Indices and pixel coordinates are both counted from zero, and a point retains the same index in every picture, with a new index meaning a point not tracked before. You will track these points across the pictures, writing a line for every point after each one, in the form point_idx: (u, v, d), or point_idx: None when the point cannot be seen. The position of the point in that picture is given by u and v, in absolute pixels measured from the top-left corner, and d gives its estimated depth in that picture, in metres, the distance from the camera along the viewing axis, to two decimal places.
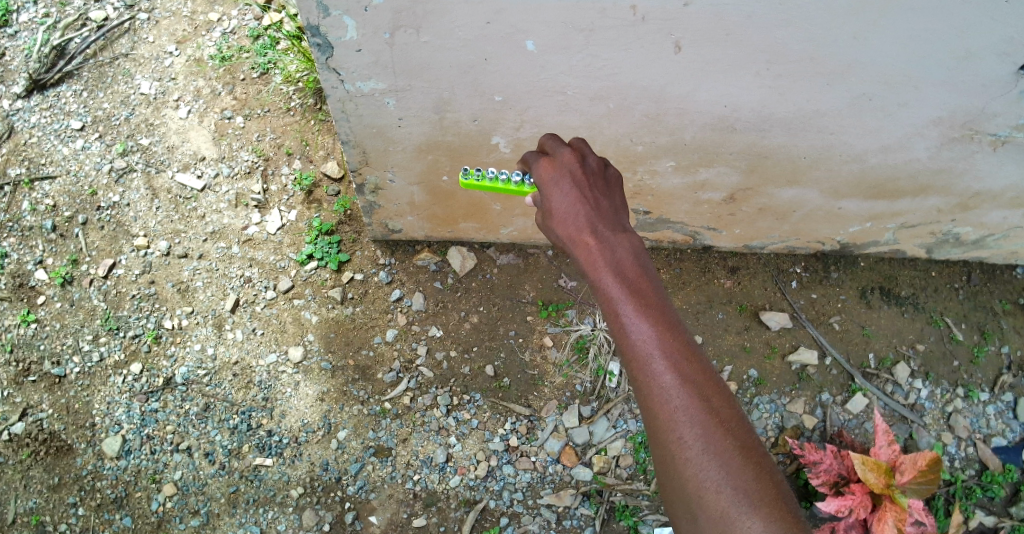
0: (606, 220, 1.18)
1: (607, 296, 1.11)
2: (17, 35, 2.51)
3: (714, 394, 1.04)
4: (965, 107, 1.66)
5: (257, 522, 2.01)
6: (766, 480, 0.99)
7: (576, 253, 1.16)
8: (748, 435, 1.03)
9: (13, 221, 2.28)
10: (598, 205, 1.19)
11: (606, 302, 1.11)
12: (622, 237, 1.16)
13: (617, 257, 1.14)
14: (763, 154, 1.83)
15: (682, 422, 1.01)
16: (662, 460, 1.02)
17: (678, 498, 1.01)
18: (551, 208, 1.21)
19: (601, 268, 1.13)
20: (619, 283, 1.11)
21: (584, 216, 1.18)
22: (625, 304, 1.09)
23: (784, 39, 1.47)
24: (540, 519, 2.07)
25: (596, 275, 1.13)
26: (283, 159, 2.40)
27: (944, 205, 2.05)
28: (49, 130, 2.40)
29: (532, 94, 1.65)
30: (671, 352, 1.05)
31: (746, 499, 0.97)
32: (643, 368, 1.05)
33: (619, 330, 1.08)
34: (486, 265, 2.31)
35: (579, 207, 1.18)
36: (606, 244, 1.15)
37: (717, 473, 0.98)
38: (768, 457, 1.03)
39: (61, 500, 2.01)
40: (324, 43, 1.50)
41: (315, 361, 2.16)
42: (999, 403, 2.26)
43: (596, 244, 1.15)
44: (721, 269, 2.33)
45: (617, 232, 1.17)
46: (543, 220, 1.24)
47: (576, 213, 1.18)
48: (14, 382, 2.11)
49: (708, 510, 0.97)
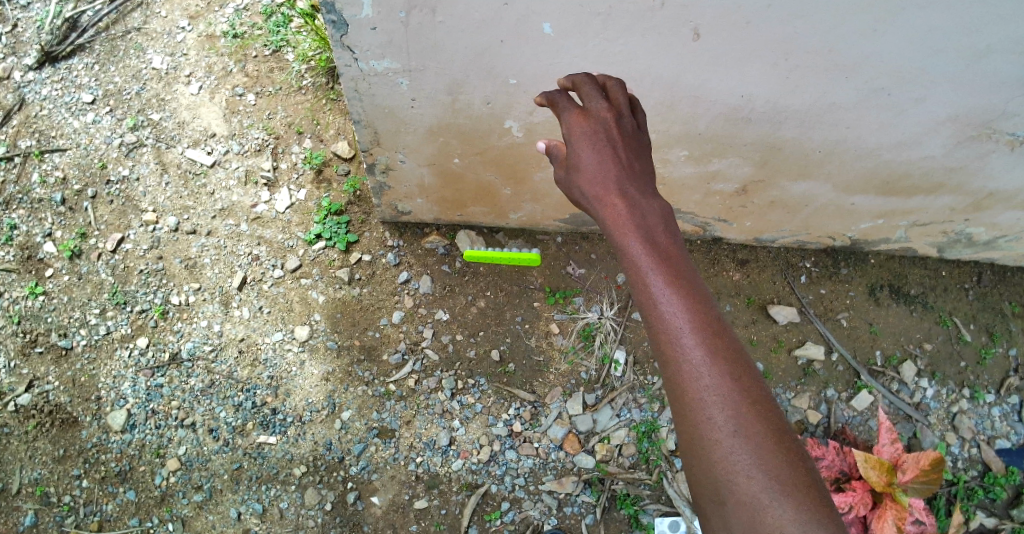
0: (636, 184, 1.16)
1: (636, 264, 1.09)
2: (29, 7, 2.48)
3: (744, 374, 1.02)
4: (983, 105, 1.64)
5: (259, 499, 2.02)
6: (797, 466, 0.97)
7: (603, 216, 1.14)
8: (778, 418, 1.01)
9: (23, 194, 2.27)
10: (629, 167, 1.17)
11: (634, 271, 1.09)
12: (652, 204, 1.14)
13: (647, 224, 1.12)
14: (776, 146, 1.82)
15: (712, 401, 1.00)
16: (690, 440, 1.01)
17: (705, 482, 0.99)
18: (579, 166, 1.18)
19: (630, 234, 1.11)
20: (648, 252, 1.09)
21: (613, 178, 1.15)
22: (655, 275, 1.07)
23: (800, 31, 1.46)
24: (540, 505, 2.10)
25: (625, 241, 1.11)
26: (293, 137, 2.39)
27: (957, 204, 2.03)
28: (60, 103, 2.38)
29: (545, 79, 1.63)
30: (701, 326, 1.04)
31: (778, 485, 0.95)
32: (672, 341, 1.04)
33: (648, 301, 1.07)
34: (494, 250, 2.29)
35: (609, 168, 1.16)
36: (636, 209, 1.13)
37: (747, 457, 0.96)
38: (798, 441, 1.00)
39: (66, 472, 2.02)
40: (338, 20, 1.49)
41: (321, 341, 2.16)
42: (1005, 405, 2.25)
43: (625, 208, 1.13)
44: (730, 261, 2.31)
45: (647, 197, 1.15)
46: (569, 178, 1.21)
47: (606, 175, 1.16)
48: (21, 353, 2.11)
49: (737, 495, 0.95)
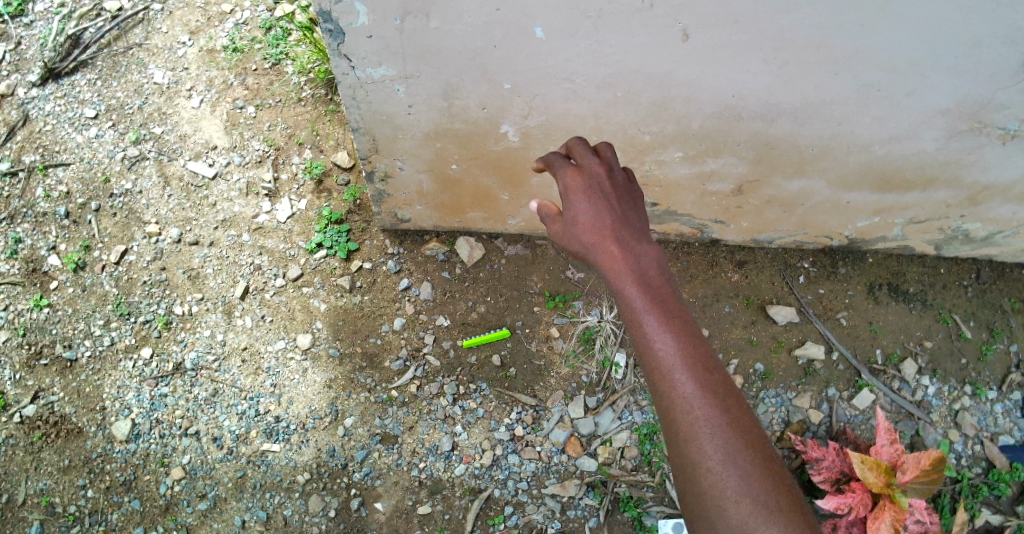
0: (629, 225, 1.18)
1: (629, 303, 1.11)
2: (32, 25, 2.50)
3: (735, 407, 1.05)
4: (974, 98, 1.65)
5: (264, 507, 2.04)
6: (784, 492, 1.00)
7: (597, 257, 1.16)
8: (767, 448, 1.04)
9: (27, 208, 2.30)
10: (620, 210, 1.19)
11: (628, 310, 1.11)
12: (643, 244, 1.17)
13: (639, 264, 1.14)
14: (769, 144, 1.83)
15: (704, 433, 1.02)
16: (683, 471, 1.03)
17: (698, 511, 1.01)
18: (570, 209, 1.20)
19: (623, 275, 1.13)
20: (641, 291, 1.11)
21: (607, 220, 1.17)
22: (647, 313, 1.09)
23: (787, 28, 1.48)
24: (544, 509, 2.10)
25: (619, 281, 1.13)
26: (293, 149, 2.42)
27: (953, 198, 2.04)
28: (63, 118, 2.40)
29: (538, 80, 1.65)
30: (693, 361, 1.06)
31: (768, 513, 0.97)
32: (666, 376, 1.05)
33: (641, 337, 1.09)
34: (494, 255, 2.30)
35: (602, 212, 1.18)
36: (629, 250, 1.15)
37: (737, 484, 0.99)
38: (782, 468, 1.04)
39: (71, 482, 2.04)
40: (335, 29, 1.52)
41: (323, 348, 2.18)
42: (1007, 401, 2.26)
43: (620, 251, 1.15)
44: (728, 262, 2.33)
45: (640, 239, 1.17)
46: (557, 220, 1.22)
47: (598, 218, 1.18)
48: (26, 365, 2.13)
49: (730, 523, 0.98)
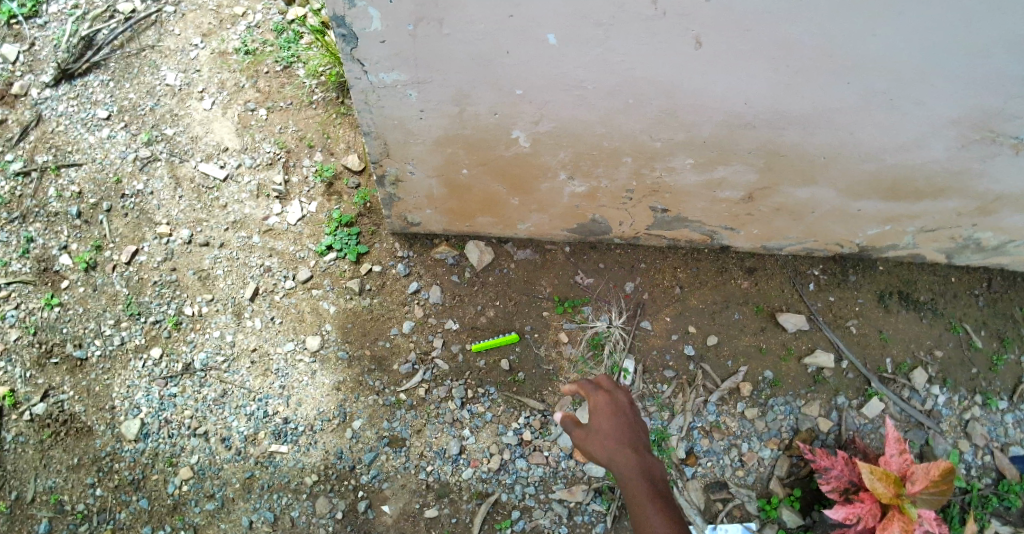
0: (642, 448, 1.65)
1: (634, 490, 1.56)
2: (46, 26, 2.52)
3: None
4: (987, 108, 1.65)
5: (271, 508, 2.04)
6: None
7: (617, 469, 1.60)
8: None
9: (40, 207, 2.31)
10: (635, 438, 1.67)
11: (633, 497, 1.55)
12: (651, 463, 1.62)
13: (647, 471, 1.59)
14: (778, 152, 1.83)
15: None
16: None
17: None
18: (599, 429, 1.68)
19: (634, 476, 1.58)
20: (644, 485, 1.56)
21: (625, 441, 1.65)
22: (648, 501, 1.53)
23: (798, 36, 1.49)
24: (551, 514, 2.10)
25: (630, 479, 1.57)
26: (304, 151, 2.43)
27: (964, 208, 2.03)
28: (76, 119, 2.42)
29: (549, 87, 1.65)
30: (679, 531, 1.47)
31: None
32: None
33: (640, 511, 1.52)
34: (503, 259, 2.31)
35: (619, 434, 1.67)
36: (641, 459, 1.61)
37: None
38: None
39: (79, 481, 2.04)
40: (348, 33, 1.53)
41: (332, 351, 2.18)
42: (1018, 411, 2.25)
43: (634, 463, 1.60)
44: (738, 269, 2.32)
45: (648, 460, 1.63)
46: (587, 435, 1.68)
47: (617, 435, 1.66)
48: (37, 363, 2.14)
49: None
